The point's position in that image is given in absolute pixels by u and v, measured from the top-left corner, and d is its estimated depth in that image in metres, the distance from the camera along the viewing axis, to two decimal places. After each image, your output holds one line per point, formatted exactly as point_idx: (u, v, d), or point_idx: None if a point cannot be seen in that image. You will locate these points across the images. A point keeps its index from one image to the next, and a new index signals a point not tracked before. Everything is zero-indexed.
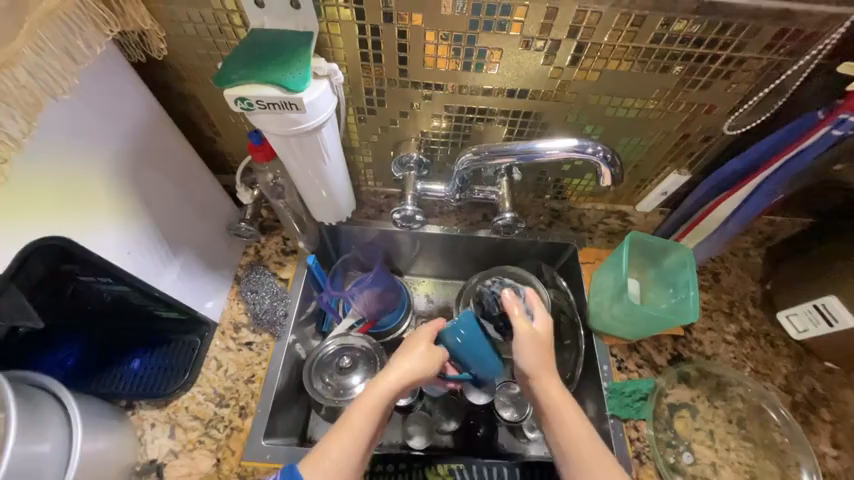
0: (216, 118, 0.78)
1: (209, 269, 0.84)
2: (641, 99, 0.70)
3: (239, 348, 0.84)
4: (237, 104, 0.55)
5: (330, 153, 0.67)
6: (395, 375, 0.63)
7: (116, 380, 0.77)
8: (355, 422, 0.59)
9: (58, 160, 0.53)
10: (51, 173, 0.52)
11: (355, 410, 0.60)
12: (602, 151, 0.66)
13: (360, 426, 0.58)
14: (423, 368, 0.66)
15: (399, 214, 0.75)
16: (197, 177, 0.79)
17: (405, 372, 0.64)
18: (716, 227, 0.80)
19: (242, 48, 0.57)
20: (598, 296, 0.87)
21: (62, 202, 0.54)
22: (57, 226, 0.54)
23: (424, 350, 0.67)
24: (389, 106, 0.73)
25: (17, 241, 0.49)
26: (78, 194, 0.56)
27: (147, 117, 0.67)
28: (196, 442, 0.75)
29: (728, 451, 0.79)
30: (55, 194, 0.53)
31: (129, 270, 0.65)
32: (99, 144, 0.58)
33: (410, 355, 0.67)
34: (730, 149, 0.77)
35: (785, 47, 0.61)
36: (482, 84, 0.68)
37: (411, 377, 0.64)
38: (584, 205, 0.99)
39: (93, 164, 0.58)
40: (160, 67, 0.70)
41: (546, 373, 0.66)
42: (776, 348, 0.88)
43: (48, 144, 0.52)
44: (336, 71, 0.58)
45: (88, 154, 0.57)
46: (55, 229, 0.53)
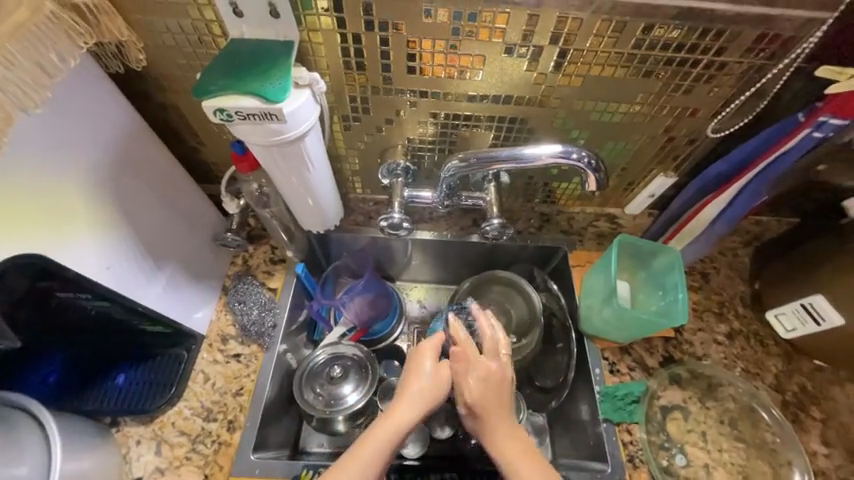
0: (198, 128, 0.77)
1: (195, 280, 0.82)
2: (625, 104, 0.70)
3: (227, 361, 0.82)
4: (217, 116, 0.54)
5: (315, 161, 0.66)
6: (411, 400, 0.62)
7: (101, 396, 0.76)
8: (372, 449, 0.57)
9: (31, 174, 0.52)
10: (23, 188, 0.51)
11: (373, 437, 0.58)
12: (587, 157, 0.66)
13: (374, 452, 0.57)
14: (436, 389, 0.65)
15: (386, 221, 0.74)
16: (181, 187, 0.78)
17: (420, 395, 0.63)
18: (703, 230, 0.80)
19: (222, 58, 0.57)
20: (589, 299, 0.86)
21: (35, 217, 0.53)
22: (30, 242, 0.53)
23: (435, 368, 0.66)
24: (374, 113, 0.72)
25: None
26: (52, 208, 0.55)
27: (127, 127, 0.66)
28: (183, 458, 0.74)
29: (720, 452, 0.79)
30: (27, 210, 0.52)
31: (107, 284, 0.64)
32: (74, 156, 0.57)
33: (420, 372, 0.66)
34: (714, 151, 0.78)
35: (764, 51, 0.62)
36: (466, 91, 0.68)
37: (425, 397, 0.63)
38: (573, 208, 0.99)
39: (68, 178, 0.57)
40: (140, 77, 0.69)
41: (496, 424, 0.62)
42: (765, 347, 0.88)
43: (18, 158, 0.51)
44: (317, 80, 0.57)
45: (63, 168, 0.56)
46: (28, 244, 0.52)
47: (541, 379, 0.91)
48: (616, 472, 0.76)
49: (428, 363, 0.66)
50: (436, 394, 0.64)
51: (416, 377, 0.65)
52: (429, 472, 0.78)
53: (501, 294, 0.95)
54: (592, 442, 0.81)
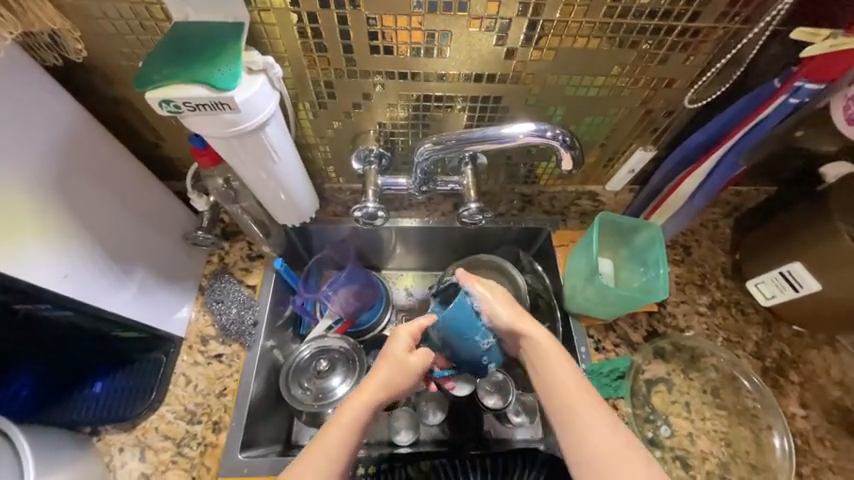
0: (155, 121, 0.73)
1: (167, 283, 0.79)
2: (600, 77, 0.68)
3: (208, 362, 0.80)
4: (164, 108, 0.51)
5: (281, 152, 0.63)
6: (372, 390, 0.59)
7: (78, 405, 0.74)
8: (332, 440, 0.55)
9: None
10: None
11: (335, 428, 0.56)
12: (561, 135, 0.64)
13: (339, 442, 0.55)
14: (400, 374, 0.61)
15: (360, 211, 0.72)
16: (141, 187, 0.74)
17: (379, 385, 0.60)
18: (683, 203, 0.80)
19: (165, 44, 0.53)
20: (573, 278, 0.85)
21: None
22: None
23: (402, 353, 0.63)
24: (341, 98, 0.69)
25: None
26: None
27: (72, 126, 0.61)
28: (168, 463, 0.73)
29: (703, 421, 0.81)
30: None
31: (69, 293, 0.61)
32: (7, 158, 0.53)
33: (389, 360, 0.62)
34: (692, 122, 0.76)
35: (739, 14, 0.59)
36: (435, 70, 0.65)
37: (389, 382, 0.60)
38: (554, 187, 0.97)
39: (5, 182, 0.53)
40: (83, 70, 0.64)
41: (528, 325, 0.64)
42: (746, 316, 0.90)
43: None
44: (272, 65, 0.54)
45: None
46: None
47: None
48: None
49: (401, 345, 0.63)
50: (402, 382, 0.61)
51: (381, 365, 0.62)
52: (419, 459, 0.77)
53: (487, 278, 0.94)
54: None
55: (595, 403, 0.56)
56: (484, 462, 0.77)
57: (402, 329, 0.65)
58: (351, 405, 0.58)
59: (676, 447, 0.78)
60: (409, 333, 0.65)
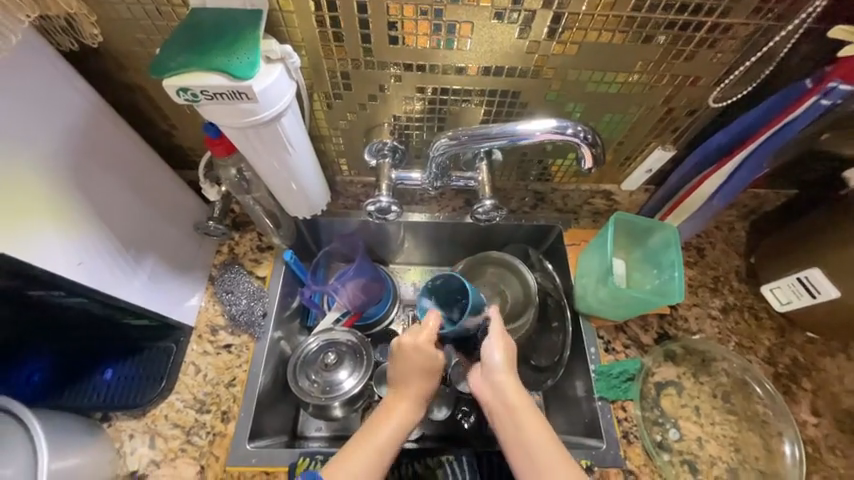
0: (169, 109, 0.72)
1: (176, 272, 0.79)
2: (623, 73, 0.66)
3: (218, 351, 0.81)
4: (181, 96, 0.50)
5: (295, 144, 0.62)
6: (403, 406, 0.66)
7: (89, 391, 0.74)
8: (370, 450, 0.62)
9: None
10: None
11: (372, 441, 0.63)
12: (583, 132, 0.62)
13: (371, 458, 0.61)
14: (428, 390, 0.68)
15: (374, 206, 0.71)
16: (153, 176, 0.73)
17: (409, 400, 0.67)
18: (702, 205, 0.78)
19: (183, 31, 0.52)
20: (585, 278, 0.85)
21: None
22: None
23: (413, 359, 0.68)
24: (357, 90, 0.68)
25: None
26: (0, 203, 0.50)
27: (88, 113, 0.61)
28: (177, 451, 0.73)
29: (713, 425, 0.80)
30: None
31: (83, 280, 0.61)
32: (16, 143, 0.52)
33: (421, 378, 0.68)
34: (714, 122, 0.75)
35: (772, 11, 0.58)
36: (454, 63, 0.63)
37: (419, 400, 0.67)
38: (568, 185, 0.96)
39: (13, 167, 0.52)
40: (98, 55, 0.64)
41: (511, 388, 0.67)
42: (759, 321, 0.88)
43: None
44: (291, 54, 0.53)
45: (6, 157, 0.51)
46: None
47: (536, 358, 0.90)
48: (611, 449, 0.77)
49: (427, 361, 0.68)
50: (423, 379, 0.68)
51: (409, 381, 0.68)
52: (426, 456, 0.77)
53: (496, 275, 0.94)
54: (587, 419, 0.81)
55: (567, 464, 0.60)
56: (491, 459, 0.77)
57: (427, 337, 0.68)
58: (385, 421, 0.65)
59: (684, 451, 0.78)
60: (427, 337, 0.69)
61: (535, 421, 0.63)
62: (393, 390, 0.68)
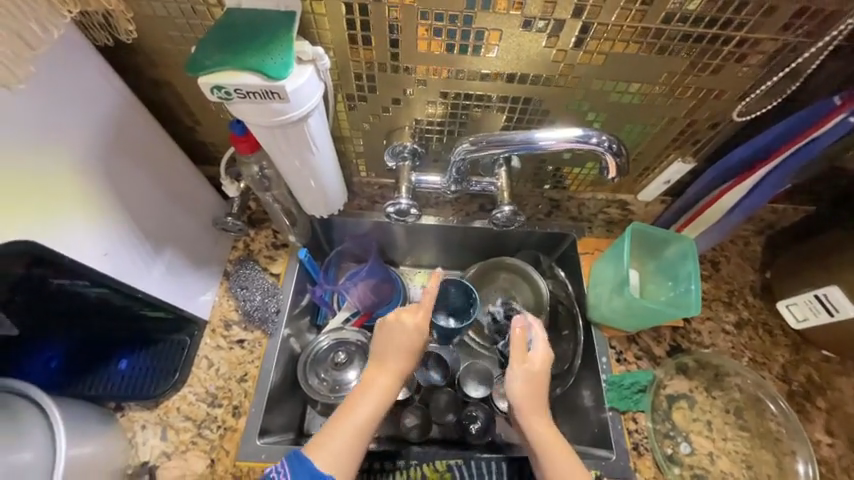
0: (195, 105, 0.73)
1: (194, 265, 0.80)
2: (647, 85, 0.66)
3: (231, 346, 0.81)
4: (214, 93, 0.51)
5: (318, 144, 0.63)
6: (383, 382, 0.64)
7: (104, 381, 0.75)
8: (348, 427, 0.60)
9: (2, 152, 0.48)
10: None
11: (351, 419, 0.61)
12: (607, 141, 0.63)
13: (350, 436, 0.60)
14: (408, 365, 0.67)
15: (393, 207, 0.72)
16: (177, 170, 0.75)
17: (390, 377, 0.65)
18: (720, 217, 0.77)
19: (218, 30, 0.53)
20: (598, 287, 0.85)
21: (19, 202, 0.50)
22: (12, 230, 0.49)
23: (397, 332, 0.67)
24: (381, 93, 0.68)
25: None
26: (33, 191, 0.51)
27: (121, 108, 0.63)
28: (188, 443, 0.74)
29: (724, 441, 0.79)
30: (6, 193, 0.48)
31: (108, 271, 0.62)
32: (51, 133, 0.53)
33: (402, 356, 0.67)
34: (736, 136, 0.74)
35: (803, 27, 0.58)
36: (479, 69, 0.64)
37: (399, 374, 0.65)
38: (584, 194, 0.95)
39: (47, 157, 0.53)
40: (130, 51, 0.65)
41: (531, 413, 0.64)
42: (773, 338, 0.87)
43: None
44: (321, 56, 0.54)
45: (40, 146, 0.52)
46: (10, 233, 0.49)
47: None
48: (621, 460, 0.76)
49: (409, 338, 0.67)
50: (409, 350, 0.67)
51: (390, 356, 0.66)
52: (434, 458, 0.76)
53: (507, 281, 0.95)
54: (596, 429, 0.81)
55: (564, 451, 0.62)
56: (499, 465, 0.76)
57: (418, 321, 0.69)
58: (364, 397, 0.63)
59: (695, 466, 0.77)
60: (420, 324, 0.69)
61: (537, 423, 0.64)
62: (373, 365, 0.66)
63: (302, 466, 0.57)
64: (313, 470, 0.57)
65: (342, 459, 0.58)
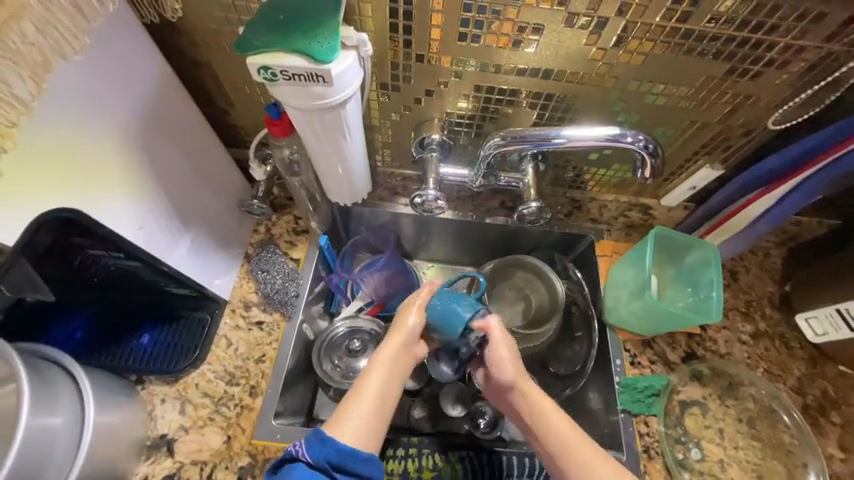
0: (230, 87, 0.75)
1: (218, 246, 0.81)
2: (683, 88, 0.66)
3: (250, 327, 0.82)
4: (260, 74, 0.53)
5: (352, 131, 0.64)
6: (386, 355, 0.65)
7: (127, 354, 0.76)
8: (363, 405, 0.60)
9: (44, 122, 0.48)
10: (37, 137, 0.48)
11: (361, 396, 0.61)
12: (643, 140, 0.63)
13: (367, 413, 0.59)
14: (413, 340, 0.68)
15: (420, 198, 0.72)
16: (207, 151, 0.76)
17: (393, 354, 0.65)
18: (745, 226, 0.77)
19: (266, 12, 0.55)
20: (616, 290, 0.85)
21: (58, 173, 0.50)
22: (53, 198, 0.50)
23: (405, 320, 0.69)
24: (415, 83, 0.69)
25: (17, 219, 0.47)
26: (72, 162, 0.52)
27: (161, 86, 0.64)
28: (206, 419, 0.75)
29: (736, 450, 0.79)
30: (45, 163, 0.49)
31: (141, 245, 0.63)
32: (90, 105, 0.53)
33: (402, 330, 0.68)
34: (768, 144, 0.74)
35: (848, 37, 0.58)
36: (517, 63, 0.64)
37: (400, 350, 0.66)
38: (605, 196, 0.95)
39: (86, 130, 0.53)
40: (173, 30, 0.66)
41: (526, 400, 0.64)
42: (790, 350, 0.87)
43: (41, 103, 0.47)
44: (365, 42, 0.55)
45: (80, 118, 0.52)
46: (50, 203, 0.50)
47: (555, 366, 0.91)
48: (631, 462, 0.76)
49: (412, 315, 0.69)
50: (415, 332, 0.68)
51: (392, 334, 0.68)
52: (446, 448, 0.77)
53: (523, 279, 0.94)
54: (607, 430, 0.81)
55: (580, 436, 0.60)
56: (510, 459, 0.76)
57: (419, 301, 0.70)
58: (369, 376, 0.63)
59: (705, 472, 0.77)
60: (419, 307, 0.69)
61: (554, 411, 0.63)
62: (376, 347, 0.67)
63: (316, 434, 0.54)
64: (327, 439, 0.54)
65: (364, 433, 0.58)
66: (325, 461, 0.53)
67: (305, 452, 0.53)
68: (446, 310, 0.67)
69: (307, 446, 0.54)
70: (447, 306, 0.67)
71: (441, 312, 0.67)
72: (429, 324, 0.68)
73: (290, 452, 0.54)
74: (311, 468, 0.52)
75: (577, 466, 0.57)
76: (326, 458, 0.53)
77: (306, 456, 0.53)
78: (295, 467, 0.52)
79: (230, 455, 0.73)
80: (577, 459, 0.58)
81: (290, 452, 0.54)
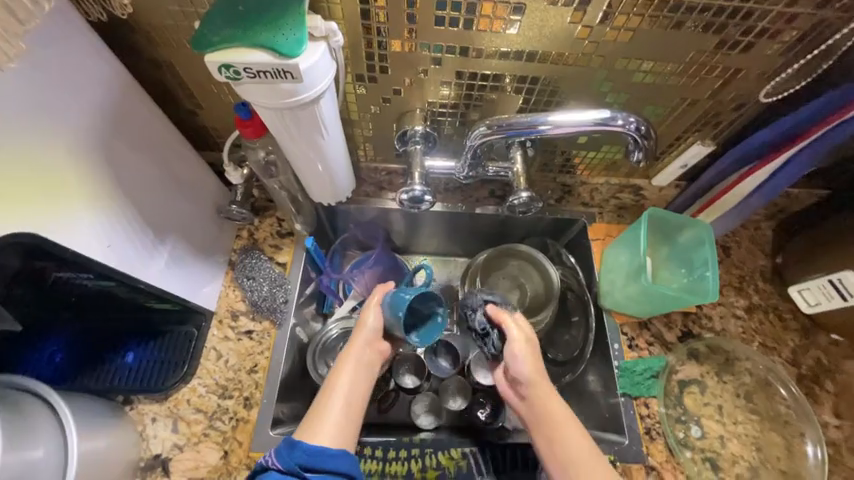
0: (195, 87, 0.70)
1: (199, 256, 0.77)
2: (674, 63, 0.63)
3: (239, 337, 0.80)
4: (222, 73, 0.49)
5: (329, 128, 0.60)
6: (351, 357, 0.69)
7: (110, 374, 0.73)
8: (333, 409, 0.63)
9: None
10: None
11: (333, 399, 0.64)
12: (635, 123, 0.61)
13: (339, 411, 0.63)
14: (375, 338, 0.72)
15: (407, 194, 0.69)
16: (177, 157, 0.72)
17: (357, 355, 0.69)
18: (738, 202, 0.76)
19: (224, 4, 0.50)
20: (612, 274, 0.84)
21: (9, 192, 0.46)
22: (7, 219, 0.46)
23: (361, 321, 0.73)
24: (393, 72, 0.65)
25: None
26: (23, 179, 0.48)
27: (117, 90, 0.60)
28: (200, 435, 0.73)
29: (735, 424, 0.79)
30: None
31: (112, 263, 0.59)
32: (37, 116, 0.49)
33: (361, 329, 0.72)
34: (759, 118, 0.72)
35: (841, 2, 0.55)
36: (499, 46, 0.61)
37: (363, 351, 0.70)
38: (597, 179, 0.93)
39: (31, 141, 0.49)
40: (126, 27, 0.61)
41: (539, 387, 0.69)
42: (783, 322, 0.88)
43: None
44: (335, 32, 0.51)
45: (22, 129, 0.48)
46: (4, 224, 0.46)
47: (553, 352, 0.90)
48: (633, 445, 0.77)
49: (370, 312, 0.73)
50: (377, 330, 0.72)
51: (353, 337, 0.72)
52: (450, 446, 0.76)
53: (517, 267, 0.93)
54: (608, 414, 0.81)
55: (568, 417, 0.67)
56: (514, 452, 0.76)
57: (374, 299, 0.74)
58: (338, 379, 0.67)
59: (707, 449, 0.77)
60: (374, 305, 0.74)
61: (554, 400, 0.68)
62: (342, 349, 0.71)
63: (284, 440, 0.57)
64: (295, 443, 0.57)
65: (339, 433, 0.61)
66: (295, 463, 0.55)
67: (274, 460, 0.55)
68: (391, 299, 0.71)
69: (276, 454, 0.56)
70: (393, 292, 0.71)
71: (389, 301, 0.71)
72: (388, 321, 0.72)
73: (261, 464, 0.56)
74: (283, 474, 0.54)
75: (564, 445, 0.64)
76: (299, 463, 0.55)
77: (276, 464, 0.55)
78: (266, 474, 0.54)
79: (228, 470, 0.71)
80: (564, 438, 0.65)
81: (260, 465, 0.56)
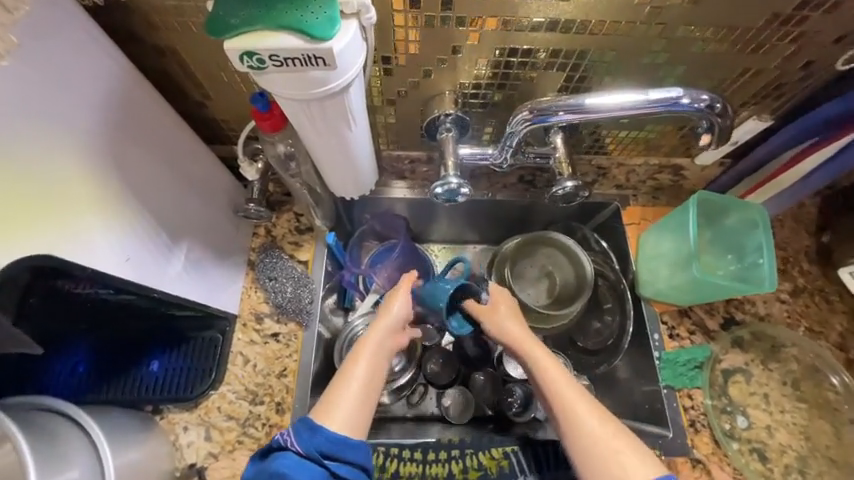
0: (203, 75, 0.64)
1: (218, 259, 0.73)
2: (738, 28, 0.57)
3: (265, 341, 0.76)
4: (244, 62, 0.43)
5: (357, 118, 0.55)
6: (374, 339, 0.63)
7: (136, 384, 0.70)
8: (349, 391, 0.58)
9: None
10: None
11: (349, 381, 0.59)
12: (707, 102, 0.55)
13: (356, 394, 0.58)
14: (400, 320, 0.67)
15: (441, 187, 0.63)
16: (190, 154, 0.67)
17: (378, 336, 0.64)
18: (795, 183, 0.71)
19: None
20: (652, 261, 0.80)
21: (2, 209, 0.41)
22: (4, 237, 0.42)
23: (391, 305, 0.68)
24: (423, 51, 0.59)
25: None
26: (16, 190, 0.43)
27: (120, 84, 0.54)
28: (234, 443, 0.71)
29: (782, 413, 0.77)
30: None
31: (130, 275, 0.55)
32: (32, 117, 0.44)
33: (388, 313, 0.67)
34: (823, 87, 0.66)
35: None
36: (546, 15, 0.54)
37: (388, 335, 0.65)
38: (634, 160, 0.85)
39: (23, 148, 0.44)
40: (125, 9, 0.55)
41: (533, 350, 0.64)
42: (830, 304, 0.83)
43: None
44: (367, 7, 0.44)
45: (9, 136, 0.42)
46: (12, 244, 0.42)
47: (583, 341, 0.88)
48: (678, 438, 0.74)
49: (398, 300, 0.68)
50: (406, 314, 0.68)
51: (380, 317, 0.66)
52: (490, 445, 0.74)
53: (545, 256, 0.89)
54: (648, 406, 0.79)
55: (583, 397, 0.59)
56: (557, 450, 0.73)
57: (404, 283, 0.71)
58: (356, 360, 0.61)
59: (753, 440, 0.75)
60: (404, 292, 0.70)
61: (566, 378, 0.61)
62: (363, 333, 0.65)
63: (303, 422, 0.54)
64: (316, 428, 0.54)
65: (354, 419, 0.56)
66: (316, 450, 0.52)
67: (294, 442, 0.53)
68: (433, 290, 0.74)
69: (296, 435, 0.53)
70: (435, 284, 0.74)
71: (429, 292, 0.74)
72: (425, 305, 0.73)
73: (278, 441, 0.54)
74: (301, 457, 0.52)
75: (576, 429, 0.57)
76: (320, 448, 0.53)
77: (296, 446, 0.52)
78: (284, 455, 0.52)
79: None
80: (578, 422, 0.57)
81: (277, 441, 0.54)
